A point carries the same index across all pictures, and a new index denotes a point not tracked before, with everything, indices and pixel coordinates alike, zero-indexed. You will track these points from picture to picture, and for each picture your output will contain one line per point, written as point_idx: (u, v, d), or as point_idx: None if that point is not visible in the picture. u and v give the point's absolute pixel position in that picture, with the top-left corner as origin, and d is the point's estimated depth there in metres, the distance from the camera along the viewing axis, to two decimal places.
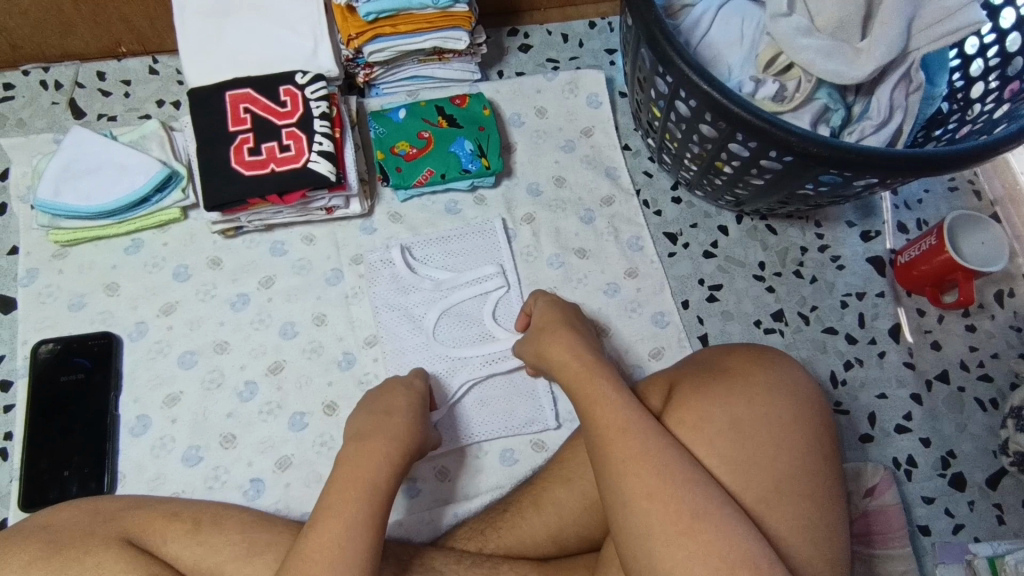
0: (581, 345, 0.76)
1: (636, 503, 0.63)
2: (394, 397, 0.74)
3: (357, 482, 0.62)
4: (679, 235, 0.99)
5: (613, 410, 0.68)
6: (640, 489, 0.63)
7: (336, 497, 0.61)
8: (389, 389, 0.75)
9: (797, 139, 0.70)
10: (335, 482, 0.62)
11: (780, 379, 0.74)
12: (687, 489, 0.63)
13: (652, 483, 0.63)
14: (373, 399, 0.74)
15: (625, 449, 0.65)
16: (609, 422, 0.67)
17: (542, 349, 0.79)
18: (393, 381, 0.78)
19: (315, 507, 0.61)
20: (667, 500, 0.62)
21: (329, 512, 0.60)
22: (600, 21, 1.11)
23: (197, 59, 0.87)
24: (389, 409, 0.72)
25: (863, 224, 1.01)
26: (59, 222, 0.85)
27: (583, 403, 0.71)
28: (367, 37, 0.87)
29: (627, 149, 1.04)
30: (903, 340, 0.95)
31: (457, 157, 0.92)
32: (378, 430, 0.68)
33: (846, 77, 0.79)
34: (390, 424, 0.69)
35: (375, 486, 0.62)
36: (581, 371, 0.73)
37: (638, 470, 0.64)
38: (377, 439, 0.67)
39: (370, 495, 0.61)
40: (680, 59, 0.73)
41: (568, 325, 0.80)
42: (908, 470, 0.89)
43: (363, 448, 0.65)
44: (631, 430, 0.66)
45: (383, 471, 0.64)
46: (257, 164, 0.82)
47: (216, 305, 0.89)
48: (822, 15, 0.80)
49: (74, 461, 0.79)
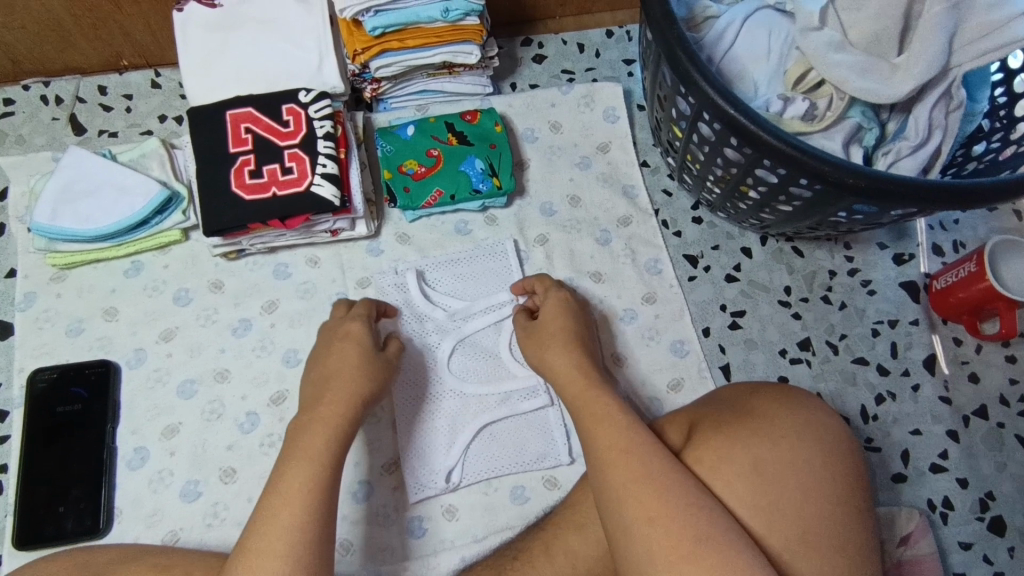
0: (584, 360, 0.75)
1: (637, 527, 0.60)
2: (337, 352, 0.73)
3: (305, 459, 0.63)
4: (699, 258, 0.94)
5: (616, 430, 0.66)
6: (640, 512, 0.60)
7: (285, 465, 0.63)
8: (333, 343, 0.75)
9: (832, 168, 0.65)
10: (284, 459, 0.63)
11: (809, 421, 0.69)
12: (690, 511, 0.60)
13: (652, 505, 0.60)
14: (316, 363, 0.73)
15: (626, 470, 0.63)
16: (611, 441, 0.65)
17: (545, 356, 0.77)
18: (337, 330, 0.76)
19: (264, 490, 0.61)
20: (667, 523, 0.59)
21: (281, 497, 0.60)
22: (617, 30, 1.06)
23: (199, 75, 0.84)
24: (332, 372, 0.71)
25: (896, 246, 0.95)
26: (57, 246, 0.82)
27: (585, 421, 0.69)
28: (373, 52, 0.82)
29: (645, 166, 0.99)
30: (938, 372, 0.90)
31: (467, 176, 0.88)
32: (321, 404, 0.68)
33: (881, 96, 0.74)
34: (332, 396, 0.69)
35: (315, 449, 0.64)
36: (587, 388, 0.72)
37: (638, 491, 0.61)
38: (325, 415, 0.67)
39: (317, 471, 0.62)
40: (703, 80, 0.68)
41: (577, 341, 0.78)
42: (944, 513, 0.83)
43: (308, 428, 0.66)
44: (632, 450, 0.64)
45: (323, 439, 0.65)
46: (258, 187, 0.78)
47: (218, 331, 0.86)
48: (856, 28, 0.75)
49: (69, 496, 0.76)
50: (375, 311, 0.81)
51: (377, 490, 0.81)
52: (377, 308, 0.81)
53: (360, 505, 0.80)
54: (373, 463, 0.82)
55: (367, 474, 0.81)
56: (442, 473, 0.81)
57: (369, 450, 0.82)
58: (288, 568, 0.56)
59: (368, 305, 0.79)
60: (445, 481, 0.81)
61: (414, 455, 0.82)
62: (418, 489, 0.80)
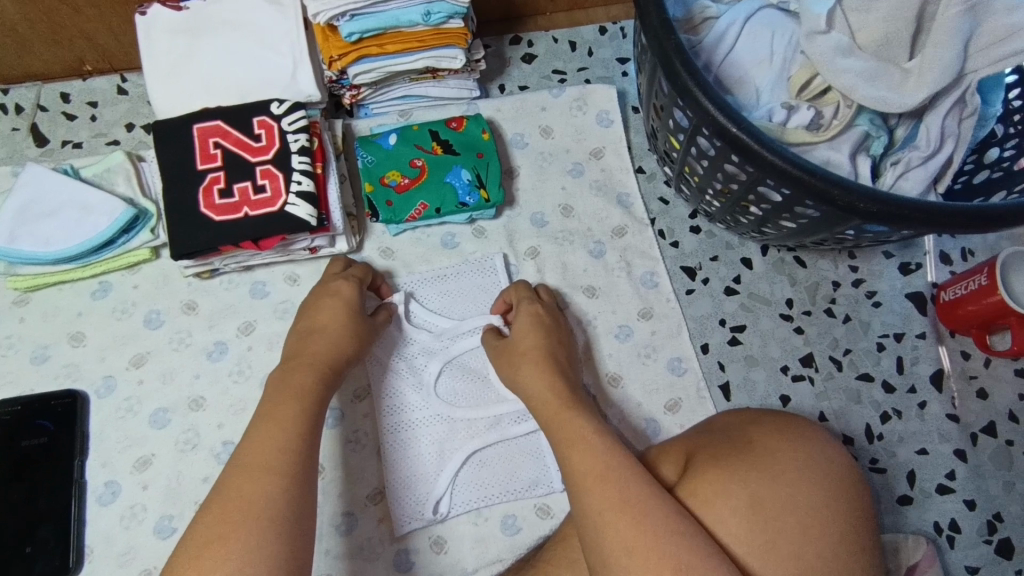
0: (561, 382, 0.73)
1: (616, 559, 0.57)
2: (325, 310, 0.76)
3: (292, 396, 0.67)
4: (697, 270, 0.90)
5: (593, 455, 0.64)
6: (620, 543, 0.57)
7: (278, 399, 0.66)
8: (320, 300, 0.77)
9: (841, 192, 0.61)
10: (271, 400, 0.66)
11: (810, 454, 0.66)
12: (676, 543, 0.56)
13: (631, 534, 0.57)
14: (304, 318, 0.76)
15: (602, 496, 0.60)
16: (586, 466, 0.63)
17: (518, 376, 0.76)
18: (326, 288, 0.78)
19: (251, 423, 0.64)
20: (646, 553, 0.56)
21: (274, 421, 0.63)
22: (611, 27, 1.00)
23: (165, 86, 0.78)
24: (316, 327, 0.75)
25: (903, 255, 0.91)
26: (16, 269, 0.77)
27: (561, 444, 0.67)
28: (351, 58, 0.77)
29: (640, 172, 0.95)
30: (946, 388, 0.86)
31: (453, 188, 0.83)
32: (306, 354, 0.72)
33: (892, 104, 0.70)
34: (316, 349, 0.72)
35: (307, 389, 0.68)
36: (559, 410, 0.70)
37: (617, 518, 0.58)
38: (305, 364, 0.70)
39: (308, 408, 0.66)
40: (702, 94, 0.63)
41: (550, 358, 0.76)
42: (951, 536, 0.81)
43: (294, 371, 0.69)
44: (608, 476, 0.61)
45: (312, 374, 0.69)
46: (228, 208, 0.73)
47: (191, 355, 0.81)
48: (865, 31, 0.71)
49: (37, 536, 0.73)
50: (370, 278, 0.82)
51: (361, 522, 0.77)
52: (367, 280, 0.81)
53: (344, 538, 0.77)
54: (358, 493, 0.78)
55: (351, 505, 0.78)
56: (430, 503, 0.77)
57: (353, 479, 0.79)
58: (284, 484, 0.59)
59: (365, 269, 0.81)
60: (433, 513, 0.77)
61: (400, 484, 0.78)
62: (406, 522, 0.77)
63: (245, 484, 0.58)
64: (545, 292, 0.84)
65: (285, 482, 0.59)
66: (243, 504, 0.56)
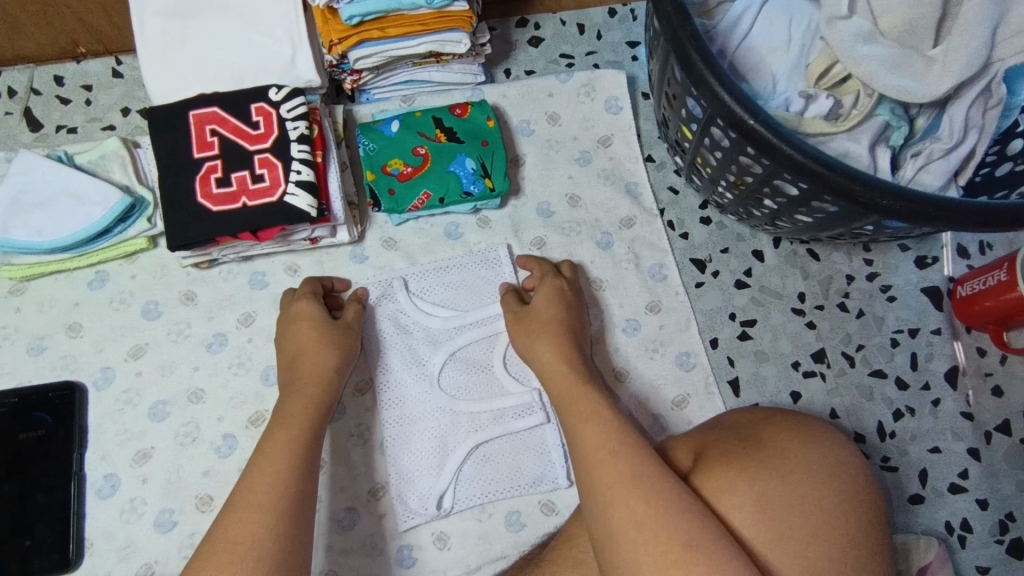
0: (575, 356, 0.73)
1: (624, 534, 0.55)
2: (298, 331, 0.75)
3: (292, 424, 0.67)
4: (707, 262, 0.88)
5: (605, 431, 0.63)
6: (629, 517, 0.56)
7: (280, 428, 0.66)
8: (287, 328, 0.75)
9: (863, 188, 0.59)
10: (273, 427, 0.66)
11: (818, 456, 0.64)
12: (687, 521, 0.55)
13: (641, 511, 0.56)
14: (280, 351, 0.75)
15: (610, 473, 0.59)
16: (598, 442, 0.62)
17: (532, 348, 0.75)
18: (288, 313, 0.77)
19: (250, 457, 0.64)
20: (656, 530, 0.54)
21: (266, 452, 0.63)
22: (621, 8, 0.97)
23: (159, 70, 0.76)
24: (300, 352, 0.73)
25: (919, 248, 0.89)
26: (10, 259, 0.76)
27: (572, 418, 0.66)
28: (351, 43, 0.75)
29: (649, 161, 0.92)
30: (961, 385, 0.85)
31: (457, 177, 0.80)
32: (299, 378, 0.71)
33: (916, 95, 0.67)
34: (306, 370, 0.72)
35: (307, 416, 0.68)
36: (572, 387, 0.69)
37: (627, 495, 0.57)
38: (306, 385, 0.70)
39: (303, 440, 0.66)
40: (718, 84, 0.60)
41: (568, 333, 0.75)
42: (961, 536, 0.80)
43: (290, 399, 0.69)
44: (619, 451, 0.60)
45: (313, 406, 0.69)
46: (226, 198, 0.71)
47: (191, 346, 0.80)
48: (888, 16, 0.68)
49: (36, 530, 0.72)
50: (321, 287, 0.80)
51: (364, 517, 0.76)
52: (320, 284, 0.80)
53: (345, 533, 0.76)
54: (360, 488, 0.77)
55: (353, 500, 0.77)
56: (433, 498, 0.76)
57: (355, 475, 0.78)
58: (270, 522, 0.57)
59: (309, 283, 0.79)
60: (436, 508, 0.76)
61: (402, 478, 0.77)
62: (408, 517, 0.76)
63: (236, 522, 0.57)
64: (567, 267, 0.83)
65: (271, 517, 0.58)
66: (230, 546, 0.55)
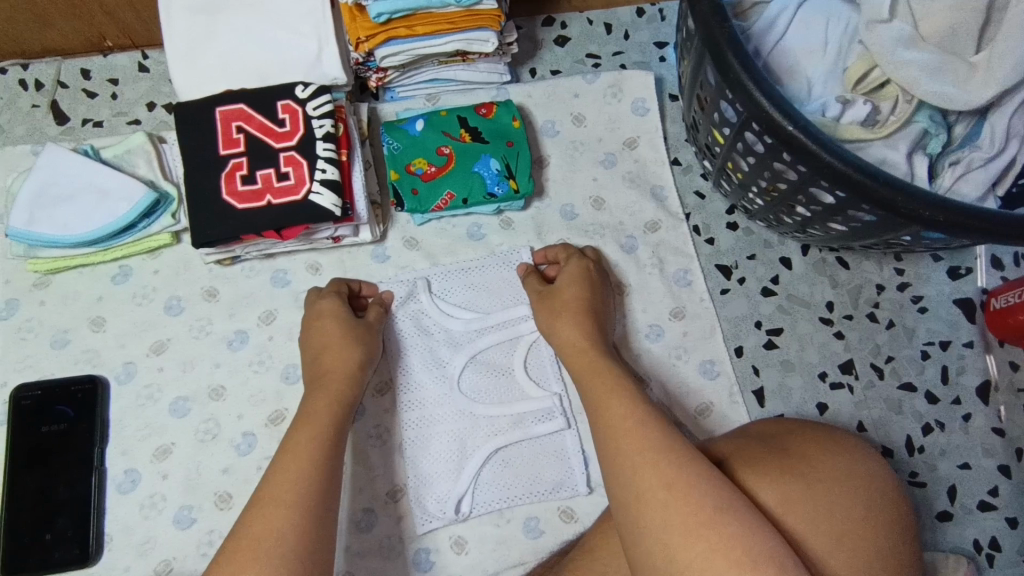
0: (596, 335, 0.73)
1: (653, 494, 0.54)
2: (322, 330, 0.74)
3: (317, 420, 0.66)
4: (733, 268, 0.86)
5: (627, 405, 0.62)
6: (656, 480, 0.55)
7: (303, 424, 0.66)
8: (310, 326, 0.75)
9: (904, 199, 0.57)
10: (300, 420, 0.66)
11: (847, 465, 0.63)
12: (714, 487, 0.54)
13: (669, 473, 0.55)
14: (304, 349, 0.74)
15: (635, 442, 0.58)
16: (622, 413, 0.61)
17: (553, 326, 0.74)
18: (310, 312, 0.76)
19: (276, 452, 0.63)
20: (687, 493, 0.53)
21: (290, 449, 0.63)
22: (649, 8, 0.95)
23: (185, 66, 0.75)
24: (321, 349, 0.73)
25: (952, 259, 0.87)
26: (37, 251, 0.76)
27: (596, 390, 0.66)
28: (378, 40, 0.74)
29: (676, 164, 0.90)
30: (993, 401, 0.83)
31: (481, 178, 0.79)
32: (321, 374, 0.71)
33: (956, 102, 0.65)
34: (329, 367, 0.71)
35: (332, 411, 0.67)
36: (592, 359, 0.70)
37: (655, 459, 0.56)
38: (328, 382, 0.70)
39: (326, 438, 0.65)
40: (756, 88, 0.59)
41: (590, 313, 0.75)
42: (990, 555, 0.78)
43: (315, 393, 0.69)
44: (649, 424, 0.59)
45: (335, 400, 0.69)
46: (251, 195, 0.71)
47: (212, 343, 0.80)
48: (929, 20, 0.66)
49: (57, 523, 0.73)
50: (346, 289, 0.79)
51: (382, 520, 0.76)
52: (347, 286, 0.79)
53: (363, 535, 0.75)
54: (378, 490, 0.77)
55: (371, 501, 0.76)
56: (451, 502, 0.76)
57: (373, 477, 0.77)
58: (294, 519, 0.57)
59: (335, 283, 0.78)
60: (454, 512, 0.76)
61: (421, 482, 0.77)
62: (426, 521, 0.75)
63: (261, 519, 0.57)
64: (591, 251, 0.83)
65: (295, 515, 0.57)
66: (253, 543, 0.55)
